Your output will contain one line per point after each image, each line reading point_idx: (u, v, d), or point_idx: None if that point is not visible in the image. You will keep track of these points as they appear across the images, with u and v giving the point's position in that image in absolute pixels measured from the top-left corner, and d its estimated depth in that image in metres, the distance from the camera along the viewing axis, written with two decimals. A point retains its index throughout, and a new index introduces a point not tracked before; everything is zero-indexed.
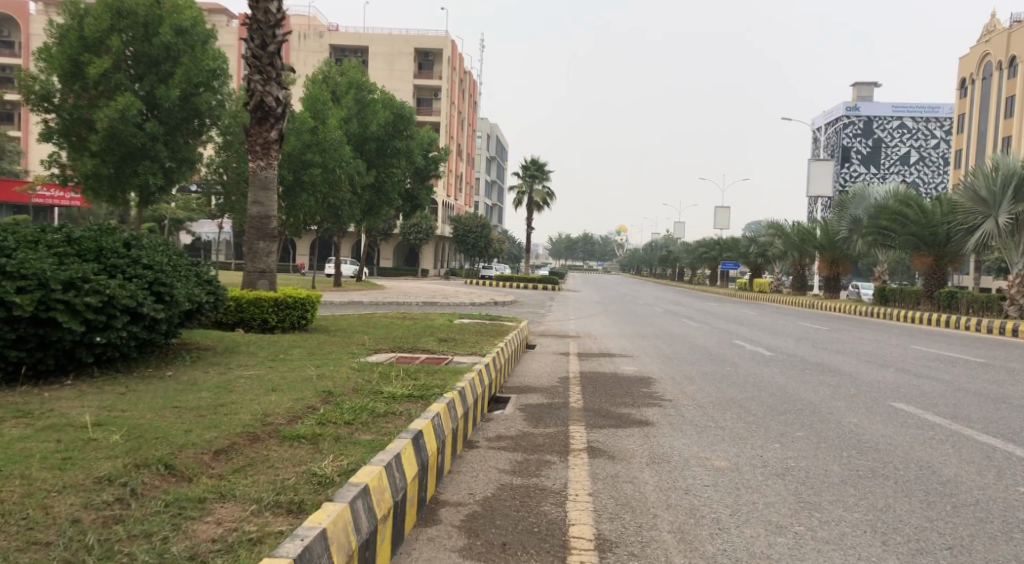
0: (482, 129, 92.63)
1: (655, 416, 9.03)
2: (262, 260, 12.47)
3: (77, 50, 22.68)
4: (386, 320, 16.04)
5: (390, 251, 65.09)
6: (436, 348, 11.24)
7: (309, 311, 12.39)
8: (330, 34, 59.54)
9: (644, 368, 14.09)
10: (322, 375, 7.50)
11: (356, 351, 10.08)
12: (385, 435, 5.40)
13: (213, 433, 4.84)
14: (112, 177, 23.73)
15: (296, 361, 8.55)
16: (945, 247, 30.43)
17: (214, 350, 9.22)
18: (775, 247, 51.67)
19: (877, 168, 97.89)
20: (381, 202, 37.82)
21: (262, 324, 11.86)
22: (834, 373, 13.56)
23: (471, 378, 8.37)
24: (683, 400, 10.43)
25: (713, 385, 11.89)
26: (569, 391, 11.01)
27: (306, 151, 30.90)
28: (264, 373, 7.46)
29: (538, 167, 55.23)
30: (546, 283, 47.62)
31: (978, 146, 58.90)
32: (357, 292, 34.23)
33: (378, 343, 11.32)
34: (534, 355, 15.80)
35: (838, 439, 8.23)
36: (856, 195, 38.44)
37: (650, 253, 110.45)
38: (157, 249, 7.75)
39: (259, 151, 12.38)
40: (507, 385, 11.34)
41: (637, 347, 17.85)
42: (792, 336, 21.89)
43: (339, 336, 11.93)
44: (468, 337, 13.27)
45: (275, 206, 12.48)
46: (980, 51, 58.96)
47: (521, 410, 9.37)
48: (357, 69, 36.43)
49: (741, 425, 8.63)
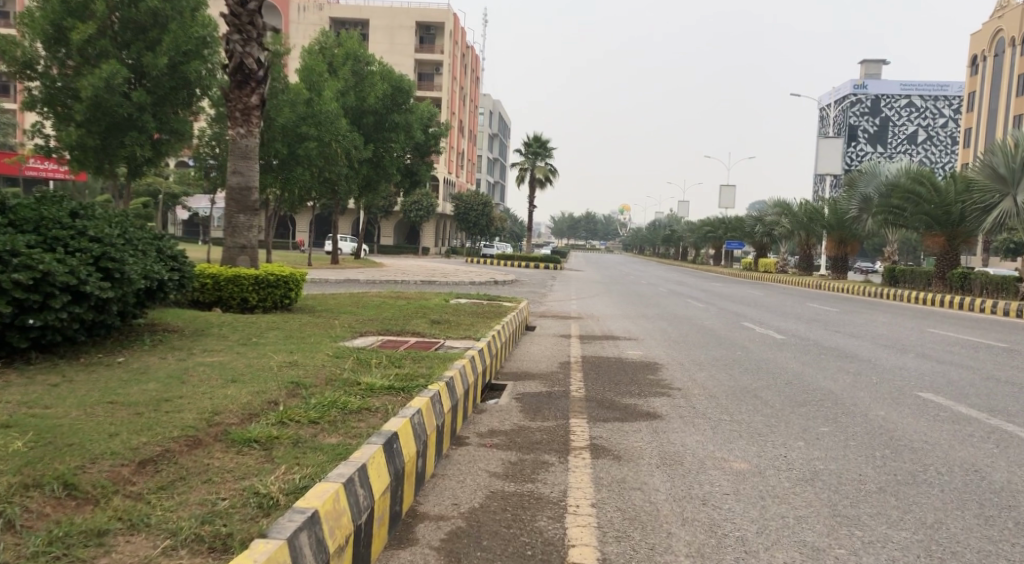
0: (484, 106, 91.43)
1: (663, 408, 8.24)
2: (243, 235, 11.66)
3: (61, 14, 21.71)
4: (378, 299, 15.22)
5: (391, 229, 64.23)
6: (427, 331, 10.43)
7: (293, 290, 11.61)
8: (330, 7, 58.31)
9: (649, 352, 13.32)
10: (295, 362, 6.71)
11: (338, 335, 9.26)
12: (353, 437, 4.61)
13: (144, 436, 4.07)
14: (99, 148, 22.82)
15: (271, 346, 7.75)
16: (959, 227, 29.53)
17: (182, 333, 8.43)
18: (780, 227, 50.81)
19: (883, 147, 96.74)
20: (380, 177, 36.91)
21: (241, 304, 11.07)
22: (852, 359, 12.76)
23: (461, 366, 7.56)
24: (693, 388, 9.64)
25: (724, 371, 11.12)
26: (570, 378, 10.23)
27: (301, 124, 29.72)
28: (229, 360, 6.66)
29: (540, 144, 54.24)
30: (548, 262, 46.84)
31: (988, 125, 57.77)
32: (354, 270, 33.42)
33: (364, 325, 10.50)
34: (533, 336, 15.02)
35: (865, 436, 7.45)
36: (865, 173, 37.42)
37: (653, 232, 109.46)
38: (110, 221, 6.98)
39: (239, 118, 11.58)
40: (505, 371, 10.54)
41: (641, 329, 17.07)
42: (801, 318, 21.10)
43: (324, 318, 11.12)
44: (463, 319, 12.46)
45: (257, 176, 11.67)
46: (992, 27, 57.66)
47: (516, 400, 8.59)
48: (354, 40, 35.34)
49: (759, 419, 7.83)
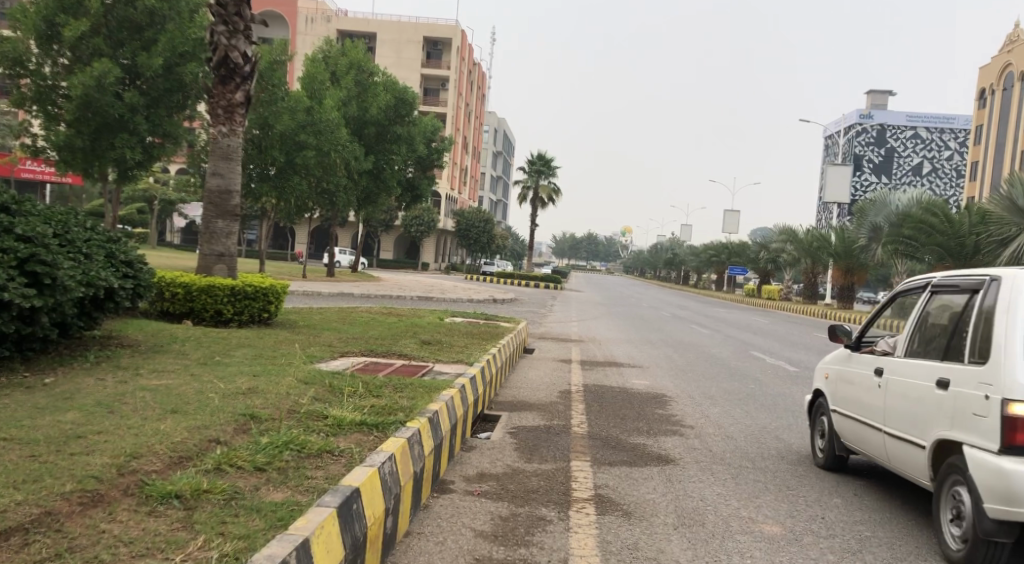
0: (488, 124, 90.90)
1: (677, 452, 7.32)
2: (221, 242, 10.74)
3: (54, 11, 20.85)
4: (367, 315, 14.26)
5: (391, 243, 63.41)
6: (416, 352, 9.50)
7: (273, 303, 10.69)
8: (338, 20, 57.78)
9: (656, 382, 12.39)
10: (255, 387, 5.77)
11: (314, 355, 8.33)
12: (303, 493, 3.73)
13: (21, 495, 3.22)
14: (87, 150, 21.92)
15: (234, 367, 6.80)
16: (972, 258, 28.54)
17: (140, 347, 7.55)
18: (786, 254, 49.95)
19: (888, 178, 96.27)
20: (380, 189, 36.03)
21: (216, 319, 10.17)
22: None
23: (449, 398, 6.59)
24: (708, 427, 8.69)
25: (739, 407, 10.19)
26: (572, 410, 9.27)
27: (300, 132, 28.84)
28: (178, 384, 5.71)
29: (544, 162, 53.51)
30: (549, 282, 46.00)
31: (995, 159, 56.99)
32: (350, 283, 32.51)
33: (346, 344, 9.56)
34: (531, 360, 14.10)
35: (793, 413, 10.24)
36: (875, 202, 36.60)
37: (655, 255, 108.54)
38: (45, 219, 6.13)
39: (221, 115, 10.68)
40: (499, 400, 9.62)
41: (646, 356, 16.15)
42: (811, 349, 20.17)
43: (305, 334, 10.19)
44: (456, 340, 11.49)
45: (239, 179, 10.81)
46: (1000, 61, 57.00)
47: (511, 436, 7.65)
48: (358, 49, 34.56)
49: (785, 468, 6.89)
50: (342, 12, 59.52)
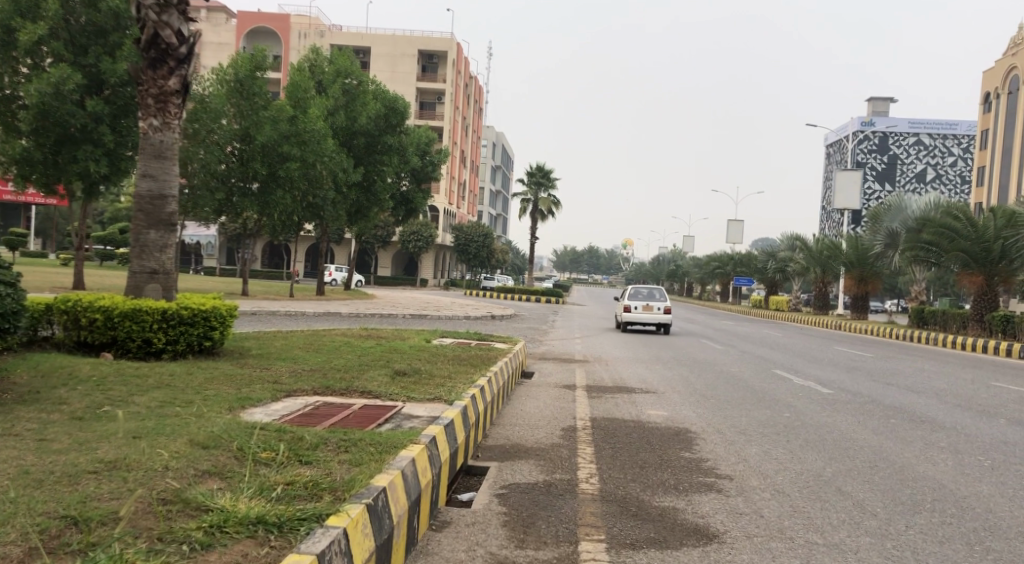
0: (486, 138, 89.46)
1: (721, 522, 5.60)
2: (153, 257, 8.92)
3: (9, 14, 19.00)
4: (339, 339, 12.49)
5: (388, 260, 61.63)
6: (383, 389, 7.68)
7: (217, 329, 8.93)
8: (331, 34, 56.12)
9: (676, 411, 10.73)
10: (120, 457, 4.02)
11: (249, 398, 6.60)
12: None
13: None
14: (48, 162, 19.95)
15: (119, 422, 4.95)
16: (998, 264, 27.02)
17: (11, 392, 5.81)
18: (795, 263, 48.30)
19: (891, 186, 94.59)
20: (371, 203, 34.19)
21: (145, 350, 8.41)
22: (934, 427, 10.36)
23: (406, 463, 4.72)
24: (751, 480, 6.97)
25: (780, 447, 8.52)
26: (577, 456, 7.50)
27: (282, 143, 27.12)
28: (3, 460, 3.90)
29: (543, 174, 51.80)
30: (551, 297, 44.39)
31: (1002, 165, 55.39)
32: (340, 302, 30.66)
33: (298, 378, 7.76)
34: (530, 388, 12.37)
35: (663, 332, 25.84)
36: (891, 206, 35.19)
37: (657, 268, 106.71)
38: None
39: (152, 106, 8.87)
40: (487, 446, 7.81)
41: (660, 377, 14.48)
42: (840, 367, 18.55)
43: (251, 366, 8.40)
44: (438, 368, 9.70)
45: (175, 182, 9.02)
46: (1004, 64, 55.43)
47: (499, 503, 5.89)
48: (345, 56, 32.97)
49: (871, 548, 5.19)
50: (336, 27, 58.04)
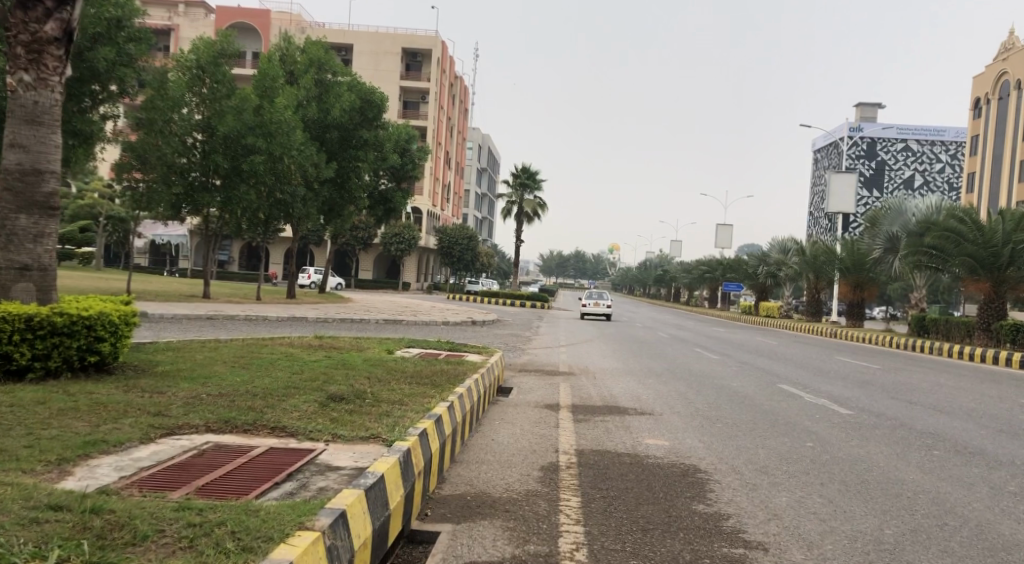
0: (472, 140, 87.69)
1: None
2: (25, 244, 7.45)
3: None
4: (281, 350, 10.61)
5: (369, 263, 59.71)
6: (302, 423, 5.82)
7: (107, 340, 7.07)
8: (313, 30, 54.12)
9: (679, 440, 8.90)
10: None
11: (105, 444, 4.75)
12: None
13: None
14: None
15: None
16: (1005, 270, 25.30)
17: None
18: (788, 268, 46.58)
19: (879, 192, 93.26)
20: (344, 202, 32.30)
21: (4, 368, 6.53)
22: (992, 462, 8.60)
23: None
24: (791, 555, 5.19)
25: (815, 495, 6.75)
26: (562, 516, 5.69)
27: (248, 133, 24.91)
28: None
29: (529, 175, 49.99)
30: (534, 301, 42.62)
31: (992, 171, 54.00)
32: (311, 306, 28.69)
33: (194, 411, 5.88)
34: (504, 408, 10.55)
35: (654, 340, 24.02)
36: (890, 209, 33.47)
37: (644, 273, 105.05)
38: None
39: (23, 58, 7.36)
40: (443, 498, 5.95)
41: (655, 394, 12.65)
42: (851, 381, 16.74)
43: (141, 392, 6.48)
44: (387, 391, 7.84)
45: (54, 153, 7.57)
46: (996, 69, 54.03)
47: None
48: (319, 46, 30.98)
49: None
50: (318, 23, 56.07)
